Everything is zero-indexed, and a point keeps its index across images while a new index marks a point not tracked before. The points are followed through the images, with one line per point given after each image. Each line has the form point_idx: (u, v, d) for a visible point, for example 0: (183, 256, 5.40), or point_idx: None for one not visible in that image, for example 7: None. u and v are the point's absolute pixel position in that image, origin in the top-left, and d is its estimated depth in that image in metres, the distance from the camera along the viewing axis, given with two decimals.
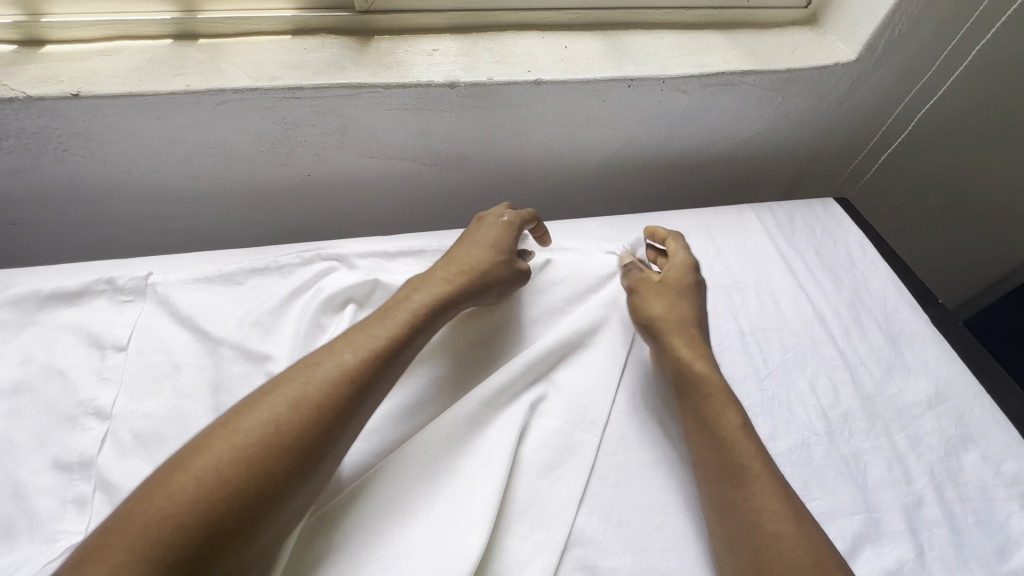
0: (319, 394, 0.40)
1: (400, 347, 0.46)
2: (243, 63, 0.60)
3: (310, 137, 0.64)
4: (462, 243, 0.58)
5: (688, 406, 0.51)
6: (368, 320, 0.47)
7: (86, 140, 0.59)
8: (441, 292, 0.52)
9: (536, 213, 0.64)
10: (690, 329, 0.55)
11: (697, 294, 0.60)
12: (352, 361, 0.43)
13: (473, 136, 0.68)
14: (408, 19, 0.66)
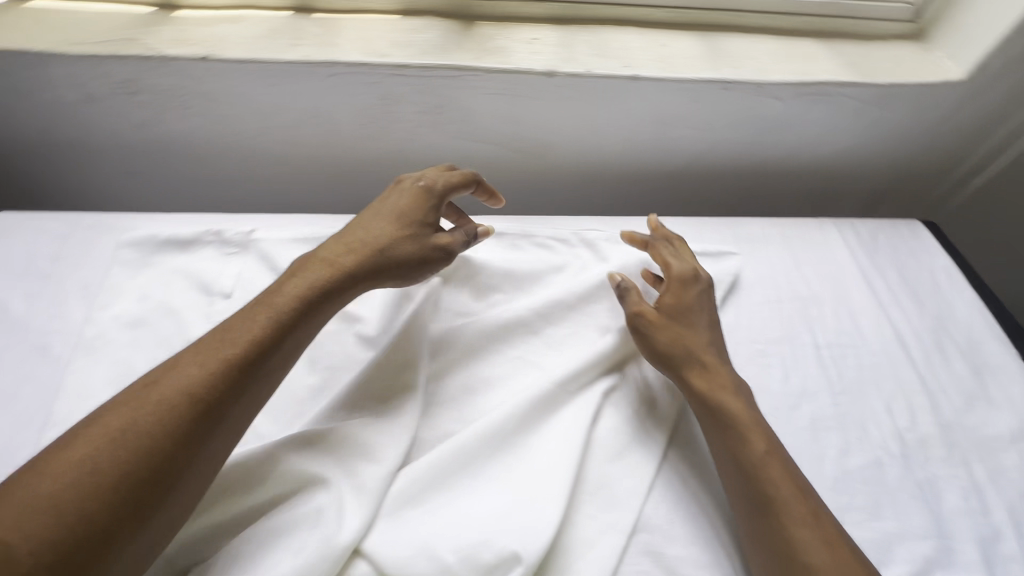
0: (160, 416, 0.36)
1: (266, 348, 0.41)
2: (355, 38, 0.63)
3: (408, 114, 0.67)
4: (363, 219, 0.51)
5: (713, 437, 0.50)
6: (226, 324, 0.42)
7: (206, 100, 0.63)
8: (324, 278, 0.46)
9: (472, 173, 0.56)
10: (701, 358, 0.53)
11: (703, 312, 0.58)
12: (201, 376, 0.38)
13: (561, 126, 0.70)
14: (512, 7, 0.67)
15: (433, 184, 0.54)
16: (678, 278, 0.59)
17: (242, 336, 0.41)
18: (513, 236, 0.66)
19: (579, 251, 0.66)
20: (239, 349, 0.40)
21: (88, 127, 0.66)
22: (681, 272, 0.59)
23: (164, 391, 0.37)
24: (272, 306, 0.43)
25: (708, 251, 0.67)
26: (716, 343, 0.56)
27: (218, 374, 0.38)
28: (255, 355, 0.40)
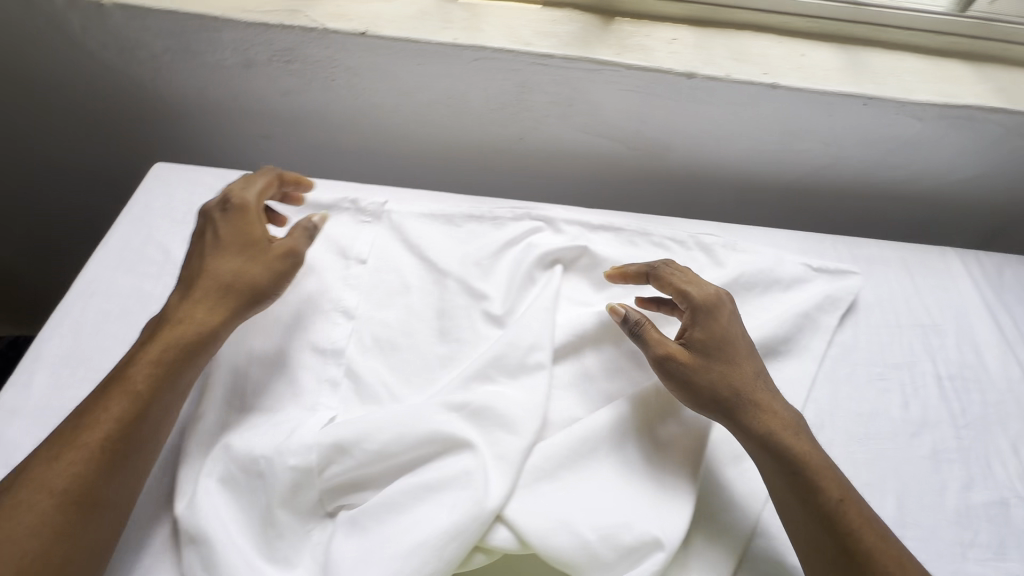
0: (29, 517, 0.37)
1: (133, 419, 0.42)
2: (499, 24, 0.64)
3: (539, 104, 0.68)
4: (200, 259, 0.50)
5: (778, 487, 0.45)
6: (82, 409, 0.42)
7: (352, 74, 0.66)
8: (189, 334, 0.46)
9: (268, 173, 0.56)
10: (751, 396, 0.47)
11: (737, 341, 0.50)
12: (64, 467, 0.39)
13: (686, 128, 0.70)
14: (652, 6, 0.67)
15: (233, 200, 0.53)
16: (705, 305, 0.51)
17: (101, 417, 0.41)
18: (630, 233, 0.67)
19: (695, 255, 0.66)
20: (102, 430, 0.41)
21: (237, 91, 0.69)
22: (700, 300, 0.51)
23: (25, 494, 0.38)
24: (129, 379, 0.43)
25: (828, 267, 0.66)
26: (760, 371, 0.50)
27: (85, 461, 0.39)
28: (121, 430, 0.41)
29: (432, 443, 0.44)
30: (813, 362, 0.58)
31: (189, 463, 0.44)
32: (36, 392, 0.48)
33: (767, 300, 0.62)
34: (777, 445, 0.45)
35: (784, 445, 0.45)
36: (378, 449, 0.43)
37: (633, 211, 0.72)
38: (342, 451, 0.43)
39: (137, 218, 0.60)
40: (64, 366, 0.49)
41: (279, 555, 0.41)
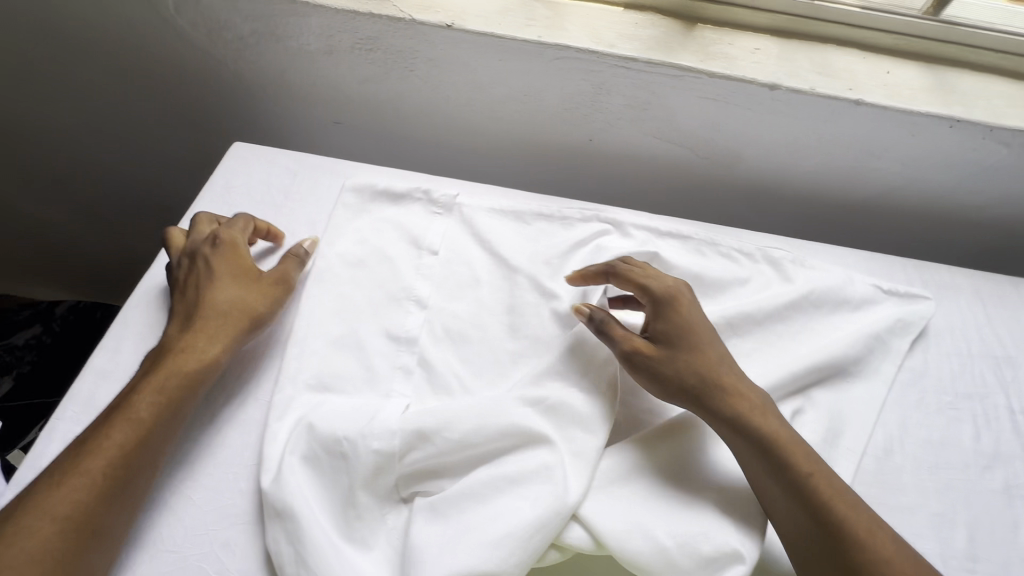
0: (26, 546, 0.34)
1: (137, 445, 0.40)
2: (582, 24, 0.64)
3: (614, 106, 0.68)
4: (194, 291, 0.48)
5: (755, 471, 0.43)
6: (80, 439, 0.39)
7: (432, 66, 0.66)
8: (191, 359, 0.44)
9: (243, 216, 0.55)
10: (719, 381, 0.46)
11: (698, 328, 0.49)
12: (65, 494, 0.36)
13: (760, 140, 0.69)
14: (736, 14, 0.67)
15: (223, 233, 0.52)
16: (663, 293, 0.50)
17: (103, 444, 0.39)
18: (698, 242, 0.66)
19: (762, 268, 0.65)
20: (104, 455, 0.38)
21: (315, 76, 0.70)
22: (659, 289, 0.50)
23: (25, 521, 0.35)
24: (134, 404, 0.41)
25: (899, 290, 0.65)
26: (724, 353, 0.49)
27: (89, 487, 0.37)
28: (126, 455, 0.39)
29: (509, 437, 0.44)
30: (883, 386, 0.57)
31: (271, 437, 0.45)
32: (125, 358, 0.49)
33: (835, 320, 0.62)
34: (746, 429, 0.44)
35: (752, 425, 0.44)
36: (457, 438, 0.44)
37: (699, 221, 0.72)
38: (423, 438, 0.44)
39: (218, 195, 0.62)
40: (150, 335, 0.50)
41: (357, 535, 0.42)
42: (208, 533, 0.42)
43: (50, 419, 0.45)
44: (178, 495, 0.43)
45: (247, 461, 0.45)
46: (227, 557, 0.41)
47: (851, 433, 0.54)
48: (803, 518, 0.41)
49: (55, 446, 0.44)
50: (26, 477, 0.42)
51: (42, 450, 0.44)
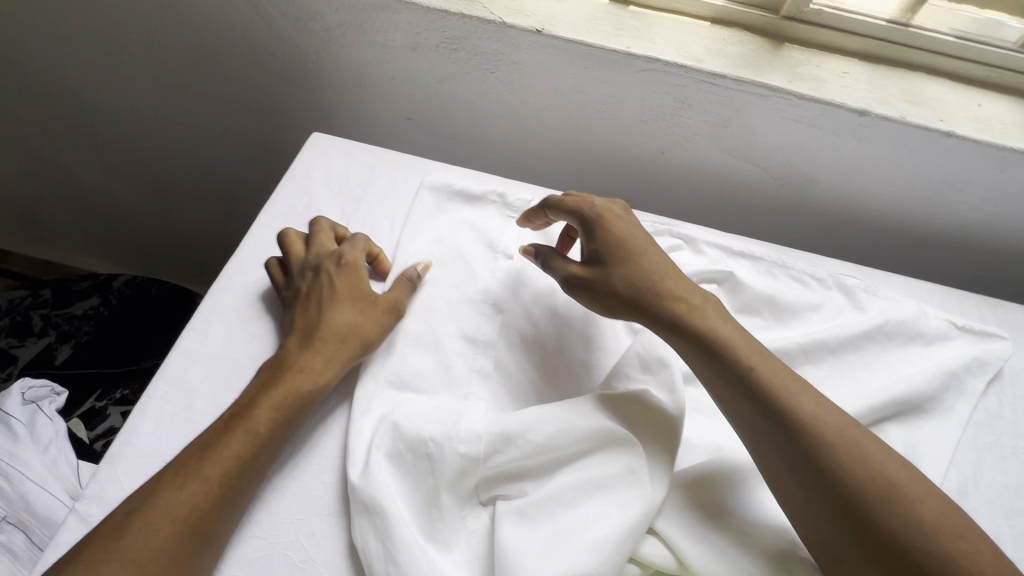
0: (147, 544, 0.36)
1: (251, 460, 0.41)
2: (670, 37, 0.64)
3: (693, 121, 0.67)
4: (314, 307, 0.49)
5: (705, 376, 0.45)
6: (202, 443, 0.41)
7: (514, 69, 0.66)
8: (305, 380, 0.45)
9: (364, 238, 0.56)
10: (655, 290, 0.49)
11: (633, 239, 0.52)
12: (187, 496, 0.38)
13: (839, 165, 0.68)
14: (827, 35, 0.65)
15: (347, 254, 0.52)
16: (595, 214, 0.53)
17: (223, 453, 0.40)
18: (769, 264, 0.65)
19: (833, 294, 0.64)
20: (221, 464, 0.40)
21: (393, 71, 0.71)
22: (593, 210, 0.53)
23: (149, 518, 0.36)
24: (253, 418, 0.42)
25: (975, 327, 0.63)
26: (662, 260, 0.51)
27: (206, 493, 0.38)
28: (239, 467, 0.40)
29: (591, 443, 0.44)
30: (959, 425, 0.56)
31: (357, 430, 0.46)
32: (212, 341, 0.50)
33: (910, 354, 0.61)
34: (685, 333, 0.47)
35: (692, 329, 0.46)
36: (542, 441, 0.44)
37: (769, 242, 0.71)
38: (507, 440, 0.44)
39: (298, 185, 0.62)
40: (237, 320, 0.51)
41: (439, 536, 0.42)
42: (294, 522, 0.43)
43: (143, 397, 0.46)
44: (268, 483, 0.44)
45: (331, 454, 0.46)
46: (313, 548, 0.42)
47: (926, 472, 0.53)
48: (751, 413, 0.42)
49: (148, 423, 0.45)
50: (122, 453, 0.43)
51: (137, 427, 0.45)
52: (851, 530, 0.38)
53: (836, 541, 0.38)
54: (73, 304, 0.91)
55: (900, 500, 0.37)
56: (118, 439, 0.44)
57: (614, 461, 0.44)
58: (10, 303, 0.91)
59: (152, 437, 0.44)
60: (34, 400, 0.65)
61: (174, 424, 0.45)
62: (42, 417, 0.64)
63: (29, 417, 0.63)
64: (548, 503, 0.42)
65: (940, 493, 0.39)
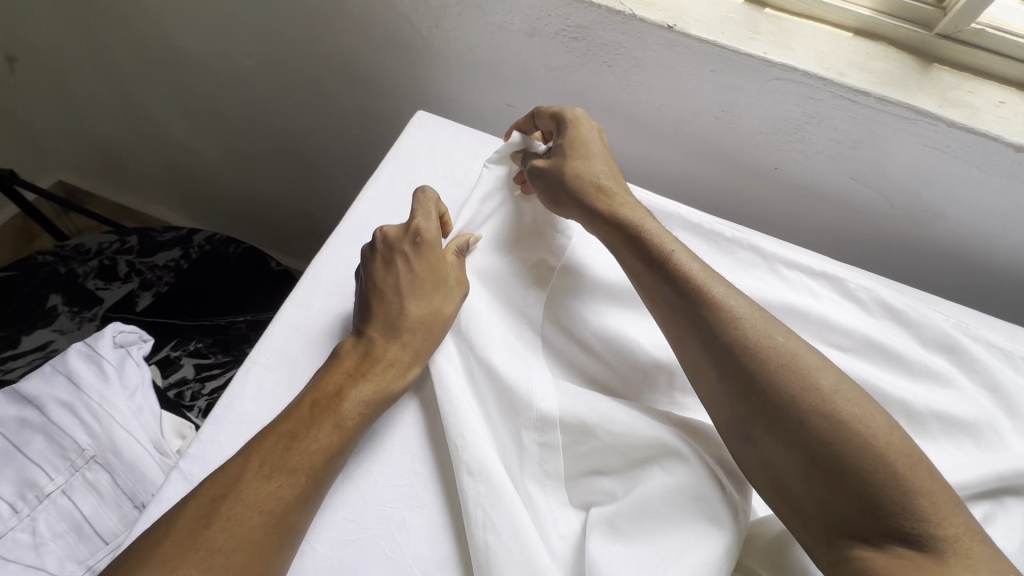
0: (235, 534, 0.36)
1: (337, 454, 0.41)
2: (807, 45, 0.59)
3: (818, 138, 0.62)
4: (391, 291, 0.48)
5: (636, 267, 0.48)
6: (287, 431, 0.40)
7: (633, 64, 0.63)
8: (386, 372, 0.45)
9: (432, 203, 0.53)
10: (599, 187, 0.53)
11: (586, 142, 0.56)
12: (275, 487, 0.38)
13: (976, 202, 0.62)
14: (985, 59, 0.59)
15: (423, 230, 0.50)
16: (567, 116, 0.58)
17: (310, 446, 0.40)
18: (852, 286, 0.58)
19: (893, 330, 0.56)
20: (308, 456, 0.40)
21: (503, 54, 0.69)
22: (567, 118, 0.58)
23: (240, 505, 0.37)
24: (341, 412, 0.42)
25: (1019, 354, 0.55)
26: (612, 170, 0.55)
27: (293, 485, 0.39)
28: (323, 461, 0.40)
29: (684, 468, 0.41)
30: None
31: (454, 424, 0.44)
32: (315, 314, 0.50)
33: None
34: (621, 222, 0.50)
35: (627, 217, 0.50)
36: (622, 434, 0.42)
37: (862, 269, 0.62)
38: (584, 433, 0.43)
39: (403, 163, 0.62)
40: (338, 296, 0.51)
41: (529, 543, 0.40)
42: (390, 510, 0.42)
43: (246, 361, 0.47)
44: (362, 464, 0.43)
45: (425, 445, 0.45)
46: (401, 540, 0.41)
47: None
48: (671, 292, 0.45)
49: (250, 389, 0.45)
50: (226, 415, 0.44)
51: (239, 391, 0.45)
52: (753, 399, 0.39)
53: (741, 413, 0.40)
54: (157, 253, 0.94)
55: (802, 374, 0.39)
56: (222, 402, 0.45)
57: (705, 482, 0.40)
58: (100, 247, 0.93)
59: (254, 404, 0.45)
60: (123, 345, 0.66)
61: (274, 394, 0.45)
62: (131, 362, 0.65)
63: (119, 361, 0.64)
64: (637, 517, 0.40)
65: (846, 377, 0.39)
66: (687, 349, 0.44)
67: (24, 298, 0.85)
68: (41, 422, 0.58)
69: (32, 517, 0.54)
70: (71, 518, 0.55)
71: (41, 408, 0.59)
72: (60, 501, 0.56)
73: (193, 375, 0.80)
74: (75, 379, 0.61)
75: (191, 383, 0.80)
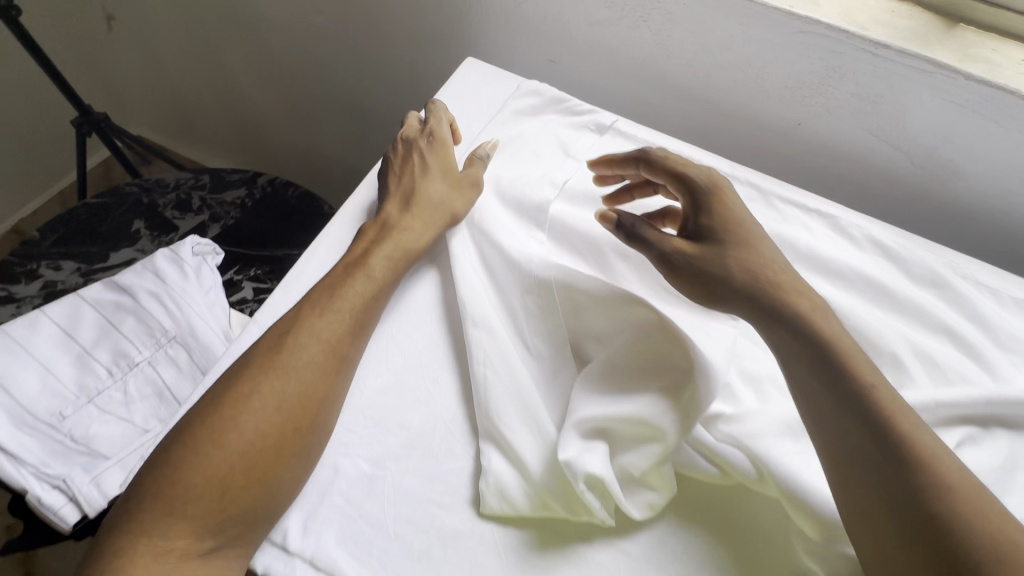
0: (300, 359, 0.44)
1: (374, 298, 0.49)
2: (835, 2, 0.63)
3: (840, 93, 0.66)
4: (409, 178, 0.58)
5: (811, 388, 0.41)
6: (328, 285, 0.49)
7: (666, 19, 0.68)
8: (409, 236, 0.53)
9: (438, 109, 0.63)
10: (770, 283, 0.46)
11: (739, 225, 0.50)
12: (326, 323, 0.46)
13: (994, 160, 0.64)
14: (1006, 20, 0.62)
15: (435, 130, 0.61)
16: (715, 195, 0.51)
17: (350, 293, 0.48)
18: (843, 222, 0.63)
19: (887, 266, 0.62)
20: (349, 301, 0.48)
21: (547, 10, 0.75)
22: (699, 179, 0.52)
23: (301, 336, 0.45)
24: (370, 267, 0.50)
25: (1006, 292, 0.61)
26: (773, 256, 0.49)
27: (340, 322, 0.47)
28: (362, 302, 0.48)
29: (665, 328, 0.45)
30: None
31: (480, 303, 0.50)
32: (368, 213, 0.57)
33: None
34: (773, 316, 0.44)
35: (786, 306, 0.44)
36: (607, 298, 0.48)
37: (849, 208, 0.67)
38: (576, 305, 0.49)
39: (451, 100, 0.69)
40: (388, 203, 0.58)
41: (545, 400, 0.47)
42: (423, 368, 0.49)
43: (312, 247, 0.56)
44: (402, 331, 0.51)
45: (456, 321, 0.51)
46: (433, 391, 0.48)
47: None
48: (825, 398, 0.41)
49: (315, 267, 0.54)
50: (293, 287, 0.53)
51: (305, 267, 0.54)
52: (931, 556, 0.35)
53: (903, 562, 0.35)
54: (225, 191, 1.04)
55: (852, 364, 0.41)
56: (291, 274, 0.54)
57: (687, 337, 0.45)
58: (177, 182, 1.04)
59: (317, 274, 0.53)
60: (201, 254, 0.74)
61: None
62: (206, 267, 0.73)
63: (196, 266, 0.73)
64: (637, 376, 0.45)
65: None
66: (861, 487, 0.38)
67: (113, 220, 0.98)
68: (133, 306, 0.69)
69: (125, 380, 0.65)
70: (154, 385, 0.66)
71: (132, 294, 0.70)
72: (146, 370, 0.66)
73: (251, 296, 0.92)
74: (160, 275, 0.71)
75: (250, 303, 0.91)
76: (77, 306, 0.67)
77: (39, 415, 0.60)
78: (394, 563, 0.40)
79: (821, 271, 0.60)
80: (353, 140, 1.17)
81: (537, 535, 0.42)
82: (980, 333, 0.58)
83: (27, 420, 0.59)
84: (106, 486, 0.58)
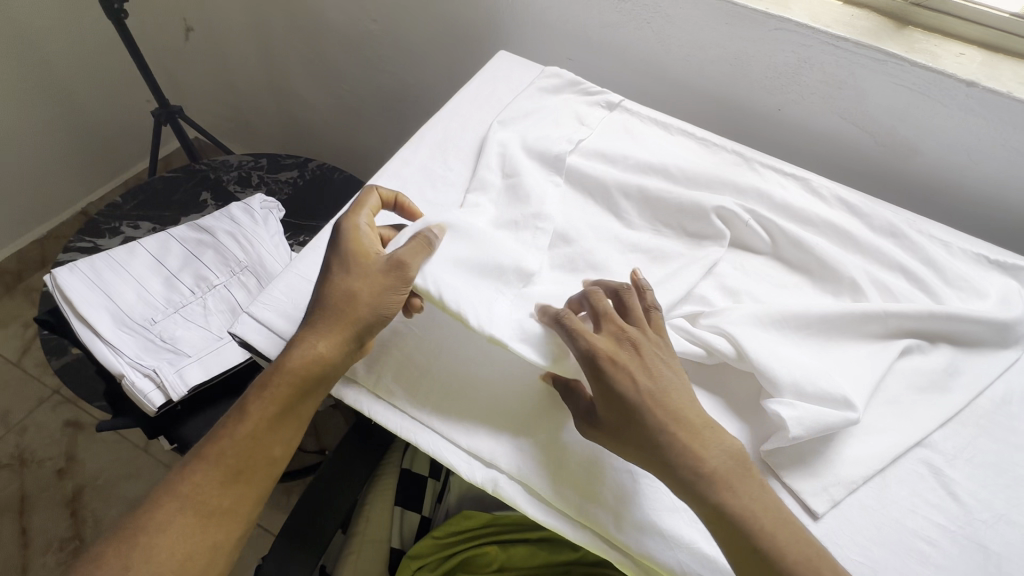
0: (182, 505, 0.48)
1: (257, 442, 0.50)
2: (806, 7, 0.77)
3: (808, 83, 0.79)
4: (319, 281, 0.53)
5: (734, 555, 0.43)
6: (218, 428, 0.51)
7: (666, 21, 0.83)
8: (295, 361, 0.50)
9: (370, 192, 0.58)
10: (673, 461, 0.45)
11: (642, 399, 0.46)
12: (207, 472, 0.49)
13: (943, 137, 0.75)
14: (950, 22, 0.75)
15: (350, 222, 0.54)
16: (615, 365, 0.47)
17: (232, 437, 0.50)
18: (815, 183, 0.75)
19: (852, 219, 0.72)
20: (232, 447, 0.50)
21: (569, 15, 0.90)
22: (593, 355, 0.47)
23: (189, 482, 0.49)
24: (253, 407, 0.50)
25: (956, 244, 0.71)
26: (685, 419, 0.46)
27: (221, 471, 0.49)
28: (236, 451, 0.50)
29: None
30: (1014, 356, 0.61)
31: (509, 221, 0.62)
32: (419, 157, 0.71)
33: (974, 294, 0.66)
34: (680, 485, 0.44)
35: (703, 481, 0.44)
36: None
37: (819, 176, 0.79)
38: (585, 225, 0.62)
39: (487, 79, 0.83)
40: (435, 151, 0.72)
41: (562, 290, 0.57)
42: None
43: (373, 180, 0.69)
44: None
45: None
46: None
47: (970, 384, 0.59)
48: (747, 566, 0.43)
49: None
50: None
51: None
52: None
53: None
54: (280, 172, 1.19)
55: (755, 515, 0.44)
56: None
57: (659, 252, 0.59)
58: (239, 163, 1.20)
59: None
60: (268, 208, 0.88)
61: None
62: (273, 218, 0.87)
63: (264, 216, 0.87)
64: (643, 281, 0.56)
65: None
66: None
67: (184, 190, 1.13)
68: (213, 243, 0.82)
69: (204, 298, 0.78)
70: (226, 304, 0.78)
71: (212, 234, 0.83)
72: (222, 292, 0.79)
73: None
74: (236, 220, 0.85)
75: None
76: (167, 241, 0.81)
77: (134, 319, 0.72)
78: (426, 396, 0.52)
79: (796, 218, 0.70)
80: (393, 134, 1.33)
81: (546, 387, 0.53)
82: (932, 273, 0.68)
83: (127, 321, 0.71)
84: (187, 375, 0.68)
